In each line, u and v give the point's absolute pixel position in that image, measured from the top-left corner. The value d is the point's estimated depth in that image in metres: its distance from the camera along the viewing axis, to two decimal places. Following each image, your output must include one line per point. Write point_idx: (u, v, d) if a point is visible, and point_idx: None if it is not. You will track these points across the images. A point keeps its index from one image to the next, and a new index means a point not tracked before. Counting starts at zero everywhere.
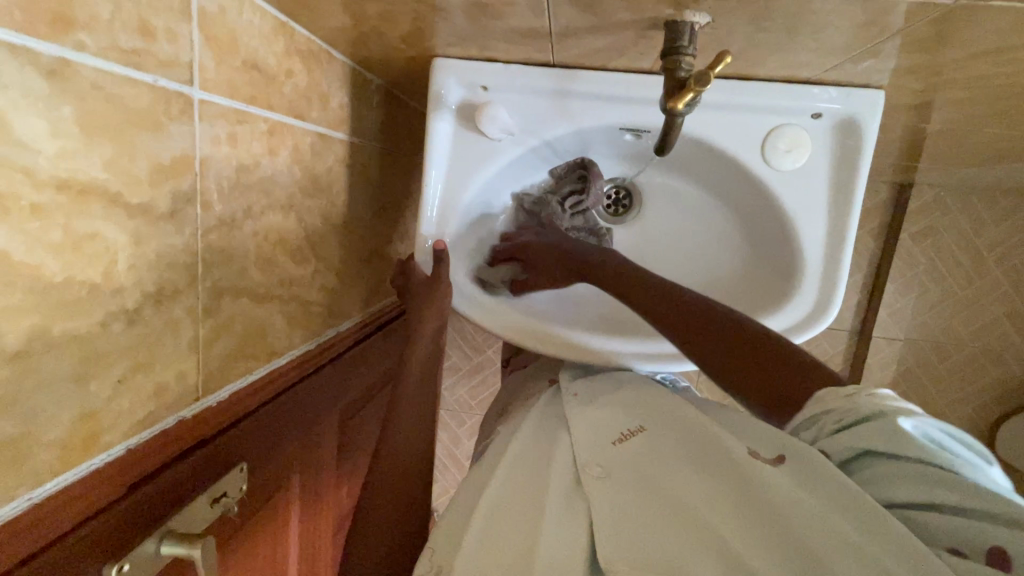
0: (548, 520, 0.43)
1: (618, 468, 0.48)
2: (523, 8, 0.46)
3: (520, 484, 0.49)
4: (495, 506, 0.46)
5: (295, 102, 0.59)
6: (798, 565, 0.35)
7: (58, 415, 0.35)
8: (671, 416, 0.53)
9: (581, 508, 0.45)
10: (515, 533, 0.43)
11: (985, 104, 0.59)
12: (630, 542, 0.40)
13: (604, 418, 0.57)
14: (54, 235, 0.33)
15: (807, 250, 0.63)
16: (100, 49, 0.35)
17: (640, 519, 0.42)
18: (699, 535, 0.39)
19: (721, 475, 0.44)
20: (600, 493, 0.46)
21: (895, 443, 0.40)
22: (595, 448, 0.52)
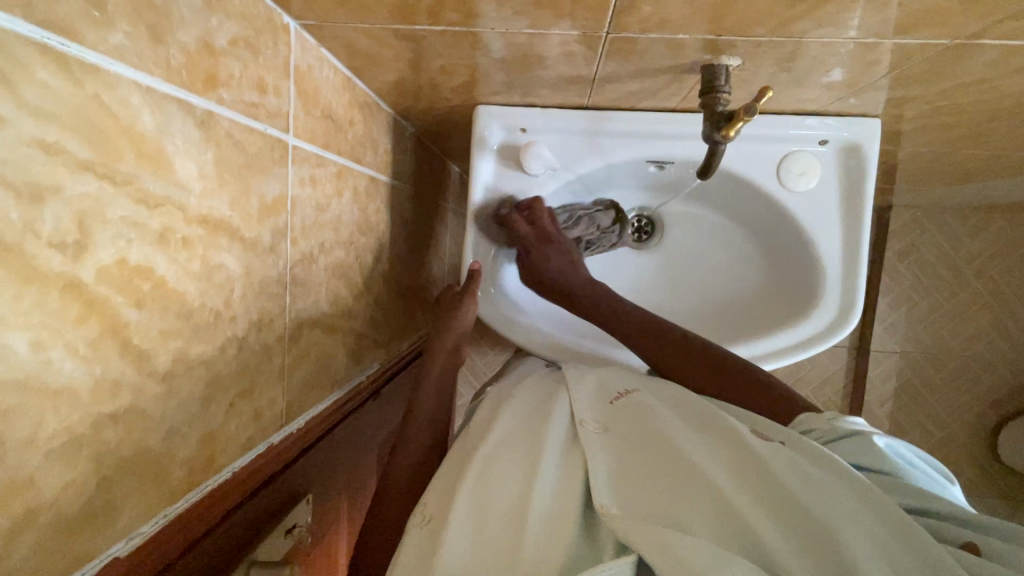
0: (546, 469, 0.49)
1: (615, 426, 0.55)
2: (575, 59, 0.52)
3: (523, 437, 0.55)
4: (496, 454, 0.51)
5: (355, 148, 0.65)
6: (777, 508, 0.42)
7: (189, 434, 0.38)
8: (673, 395, 0.60)
9: (577, 453, 0.52)
10: (511, 477, 0.48)
11: (964, 128, 0.67)
12: (630, 486, 0.46)
13: (597, 386, 0.64)
14: (195, 265, 0.37)
15: (826, 263, 0.70)
16: (232, 103, 0.40)
17: (634, 471, 0.48)
18: (686, 477, 0.45)
19: (714, 442, 0.51)
20: (596, 445, 0.52)
21: (868, 456, 0.49)
22: (594, 408, 0.59)
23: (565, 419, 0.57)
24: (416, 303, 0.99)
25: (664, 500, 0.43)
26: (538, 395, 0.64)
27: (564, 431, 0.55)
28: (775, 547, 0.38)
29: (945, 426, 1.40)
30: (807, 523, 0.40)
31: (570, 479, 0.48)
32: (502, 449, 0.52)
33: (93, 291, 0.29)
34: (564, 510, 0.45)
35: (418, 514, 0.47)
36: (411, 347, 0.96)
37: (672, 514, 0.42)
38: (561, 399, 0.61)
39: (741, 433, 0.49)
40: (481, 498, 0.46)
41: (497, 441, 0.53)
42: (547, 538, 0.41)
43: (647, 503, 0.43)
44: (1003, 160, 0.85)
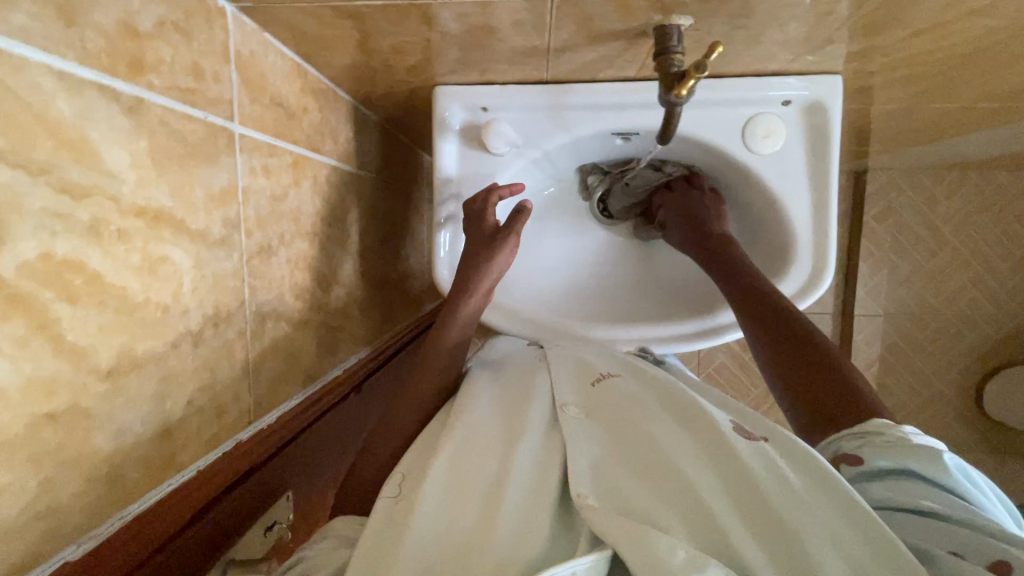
0: (521, 454, 0.48)
1: (597, 412, 0.54)
2: (526, 28, 0.51)
3: (502, 423, 0.54)
4: (470, 438, 0.51)
5: (312, 137, 0.63)
6: (748, 505, 0.42)
7: (143, 433, 0.36)
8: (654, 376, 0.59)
9: (557, 441, 0.51)
10: (485, 464, 0.48)
11: (926, 80, 0.67)
12: (609, 480, 0.45)
13: (579, 365, 0.63)
14: (135, 258, 0.36)
15: (796, 226, 0.70)
16: (164, 88, 0.38)
17: (615, 463, 0.47)
18: (667, 473, 0.45)
19: (691, 430, 0.50)
20: (576, 432, 0.51)
21: (916, 459, 0.43)
22: (576, 392, 0.57)
23: (545, 403, 0.56)
24: (396, 295, 0.98)
25: (639, 496, 0.43)
26: (517, 377, 0.62)
27: (544, 417, 0.54)
28: (744, 547, 0.38)
29: (931, 384, 1.42)
30: (777, 521, 0.40)
31: (547, 467, 0.48)
32: (477, 435, 0.51)
33: (14, 286, 0.27)
34: (538, 500, 0.44)
35: (391, 487, 0.47)
36: (393, 339, 0.94)
37: (646, 510, 0.42)
38: (540, 381, 0.60)
39: (718, 421, 0.49)
40: (452, 484, 0.45)
41: (473, 425, 0.53)
42: (518, 527, 0.41)
43: (623, 499, 0.43)
44: (970, 114, 0.85)
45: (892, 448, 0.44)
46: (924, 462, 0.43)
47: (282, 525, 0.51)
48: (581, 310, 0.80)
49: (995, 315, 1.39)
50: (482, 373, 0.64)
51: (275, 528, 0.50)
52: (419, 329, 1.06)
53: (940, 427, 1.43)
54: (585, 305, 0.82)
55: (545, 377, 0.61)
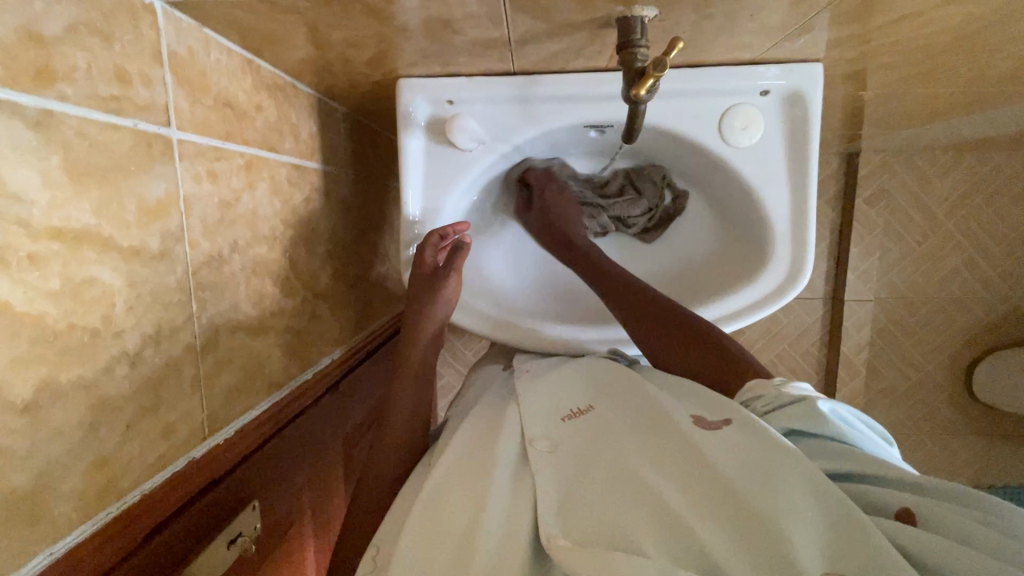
0: (493, 492, 0.45)
1: (565, 439, 0.51)
2: (481, 20, 0.48)
3: (469, 461, 0.51)
4: (442, 482, 0.48)
5: (267, 135, 0.60)
6: (731, 519, 0.38)
7: (73, 465, 0.35)
8: (621, 399, 0.56)
9: (529, 478, 0.47)
10: (459, 504, 0.45)
11: (913, 65, 0.64)
12: (581, 511, 0.42)
13: (549, 391, 0.60)
14: (53, 283, 0.34)
15: (775, 220, 0.67)
16: (80, 98, 0.36)
17: (584, 488, 0.44)
18: (638, 492, 0.42)
19: (664, 443, 0.47)
20: (543, 468, 0.47)
21: (807, 417, 0.47)
22: (546, 425, 0.54)
23: (516, 437, 0.53)
24: (374, 292, 0.95)
25: (614, 520, 0.40)
26: (495, 410, 0.60)
27: (512, 450, 0.51)
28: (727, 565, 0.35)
29: (920, 368, 1.41)
30: (763, 533, 0.36)
31: (518, 506, 0.44)
32: (451, 478, 0.49)
33: None
34: (511, 539, 0.41)
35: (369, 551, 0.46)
36: (371, 336, 0.93)
37: (621, 535, 0.38)
38: (511, 412, 0.57)
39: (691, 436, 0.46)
40: (425, 533, 0.43)
41: (447, 468, 0.50)
42: (489, 574, 0.38)
43: (596, 525, 0.40)
44: (962, 97, 0.82)
45: (804, 412, 0.48)
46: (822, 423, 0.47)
47: (247, 537, 0.52)
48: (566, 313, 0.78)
49: (986, 299, 1.37)
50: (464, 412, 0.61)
51: (239, 540, 0.51)
52: (398, 324, 1.04)
53: (929, 411, 1.43)
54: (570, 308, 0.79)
55: (516, 409, 0.57)
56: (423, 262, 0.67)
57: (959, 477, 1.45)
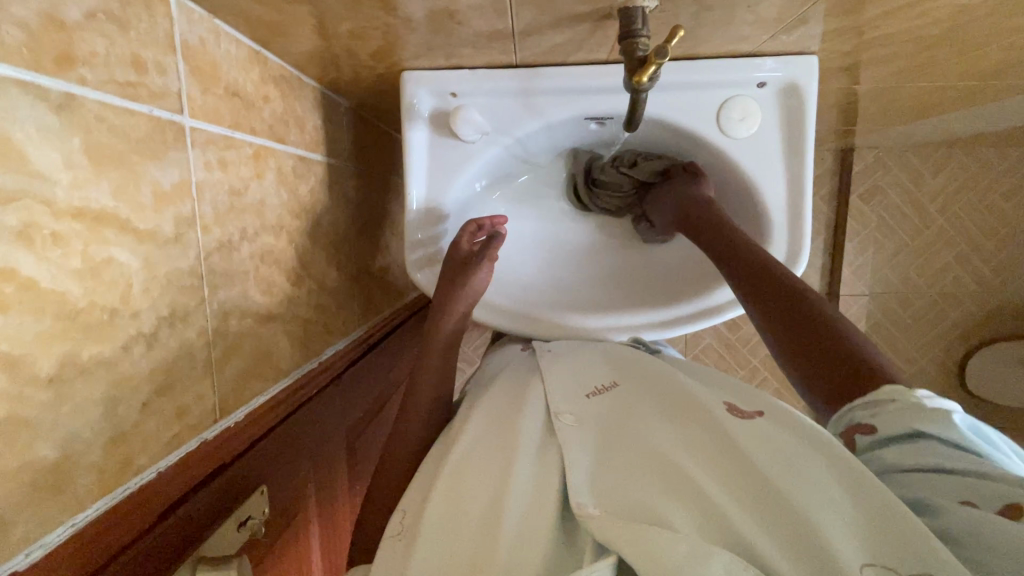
0: (521, 465, 0.48)
1: (591, 420, 0.53)
2: (487, 11, 0.49)
3: (495, 434, 0.53)
4: (468, 457, 0.50)
5: (274, 126, 0.61)
6: (758, 494, 0.40)
7: (93, 439, 0.36)
8: (649, 379, 0.58)
9: (554, 452, 0.50)
10: (486, 478, 0.47)
11: (906, 59, 0.66)
12: (610, 486, 0.44)
13: (575, 374, 0.62)
14: (75, 262, 0.34)
15: (771, 210, 0.69)
16: (99, 83, 0.37)
17: (613, 467, 0.46)
18: (664, 470, 0.44)
19: (692, 427, 0.48)
20: (571, 442, 0.50)
21: (923, 419, 0.40)
22: (570, 402, 0.56)
23: (540, 415, 0.56)
24: (376, 285, 0.96)
25: (642, 495, 0.42)
26: (514, 389, 0.62)
27: (538, 425, 0.54)
28: (752, 536, 0.37)
29: (915, 361, 1.43)
30: (788, 506, 0.37)
31: (546, 479, 0.47)
32: (476, 452, 0.51)
33: None
34: (540, 514, 0.44)
35: (392, 523, 0.48)
36: (373, 329, 0.94)
37: (649, 507, 0.41)
38: (535, 392, 0.59)
39: (720, 420, 0.47)
40: (451, 507, 0.45)
41: (472, 442, 0.52)
42: (519, 543, 0.41)
43: (625, 501, 0.42)
44: (954, 92, 0.84)
45: (903, 415, 0.41)
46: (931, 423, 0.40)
47: (256, 520, 0.52)
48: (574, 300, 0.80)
49: (979, 293, 1.39)
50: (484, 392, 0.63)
51: (248, 523, 0.51)
52: (399, 316, 1.05)
53: None
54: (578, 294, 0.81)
55: (540, 387, 0.60)
56: (458, 249, 0.69)
57: None
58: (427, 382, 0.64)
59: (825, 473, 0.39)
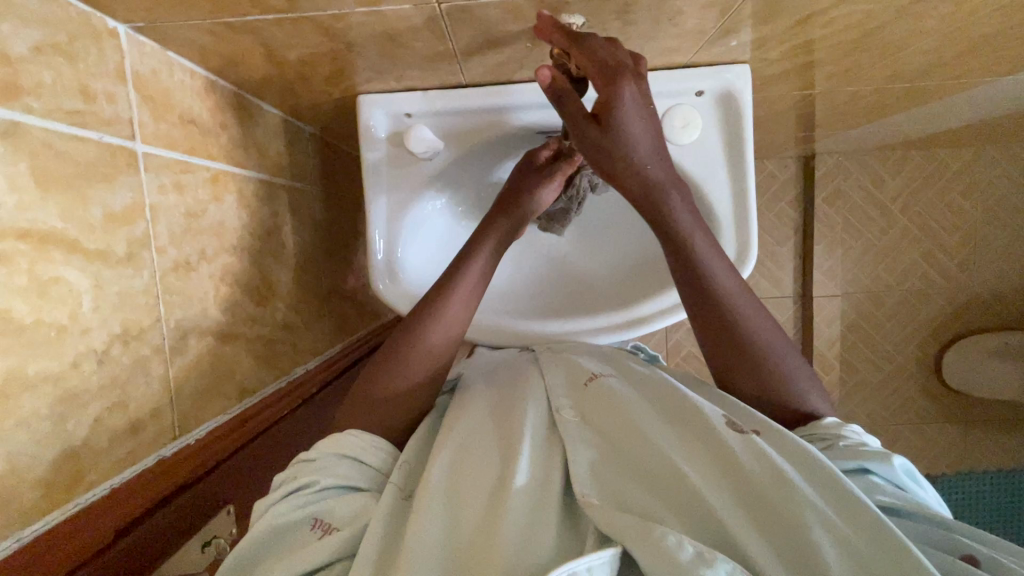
0: (523, 455, 0.47)
1: (591, 410, 0.54)
2: (425, 34, 0.52)
3: (494, 424, 0.54)
4: (468, 443, 0.51)
5: (233, 151, 0.63)
6: (753, 508, 0.43)
7: (38, 452, 0.37)
8: (643, 375, 0.59)
9: (557, 440, 0.51)
10: (488, 467, 0.48)
11: (834, 64, 0.70)
12: (611, 484, 0.46)
13: (572, 363, 0.62)
14: (19, 280, 0.36)
15: (718, 211, 0.72)
16: (46, 111, 0.39)
17: (614, 464, 0.48)
18: (664, 471, 0.45)
19: (684, 424, 0.50)
20: (573, 433, 0.50)
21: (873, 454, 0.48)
22: (569, 393, 0.56)
23: (541, 404, 0.55)
24: (349, 305, 0.97)
25: (643, 500, 0.44)
26: (514, 377, 0.62)
27: (541, 417, 0.53)
28: (745, 540, 0.40)
29: (891, 358, 1.46)
30: (782, 524, 0.41)
31: (549, 465, 0.48)
32: (475, 439, 0.51)
33: None
34: (543, 503, 0.44)
35: (398, 477, 0.49)
36: (348, 349, 0.94)
37: (648, 510, 0.43)
38: (533, 381, 0.59)
39: (710, 418, 0.49)
40: (451, 494, 0.46)
41: (471, 430, 0.52)
42: (525, 529, 0.41)
43: (626, 501, 0.44)
44: (891, 94, 0.88)
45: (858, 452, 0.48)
46: (884, 462, 0.47)
47: (222, 540, 0.52)
48: (550, 307, 0.83)
49: (946, 288, 1.43)
50: (481, 380, 0.63)
51: (213, 543, 0.51)
52: (374, 336, 1.05)
53: (903, 400, 1.47)
54: (553, 301, 0.84)
55: (538, 377, 0.60)
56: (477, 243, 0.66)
57: (938, 464, 1.48)
58: (402, 392, 0.58)
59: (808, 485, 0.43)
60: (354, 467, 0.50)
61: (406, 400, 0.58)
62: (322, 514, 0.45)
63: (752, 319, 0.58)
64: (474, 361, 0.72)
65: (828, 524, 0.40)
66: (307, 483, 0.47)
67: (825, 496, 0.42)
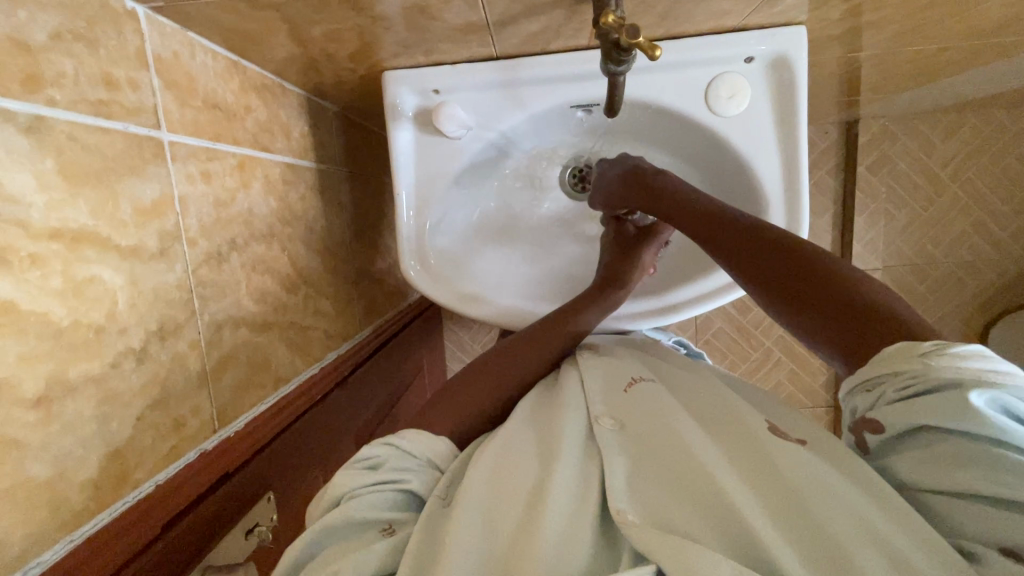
0: (563, 466, 0.46)
1: (631, 420, 0.52)
2: (458, 3, 0.48)
3: (535, 432, 0.52)
4: (507, 453, 0.49)
5: (259, 135, 0.61)
6: (800, 521, 0.39)
7: (85, 455, 0.37)
8: (684, 389, 0.58)
9: (595, 451, 0.49)
10: (524, 475, 0.46)
11: (900, 22, 0.63)
12: (650, 499, 0.42)
13: (617, 374, 0.60)
14: (54, 282, 0.35)
15: (767, 189, 0.68)
16: (70, 103, 0.37)
17: (652, 475, 0.45)
18: (707, 480, 0.42)
19: (731, 440, 0.48)
20: (611, 445, 0.48)
21: (949, 413, 0.37)
22: (611, 404, 0.55)
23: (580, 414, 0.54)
24: (378, 287, 0.96)
25: (680, 512, 0.41)
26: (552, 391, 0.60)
27: (580, 426, 0.52)
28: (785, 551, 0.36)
29: None
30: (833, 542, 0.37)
31: (585, 477, 0.46)
32: (511, 450, 0.49)
33: None
34: (579, 518, 0.42)
35: (438, 488, 0.48)
36: (378, 332, 0.93)
37: (680, 520, 0.40)
38: (575, 390, 0.58)
39: (759, 435, 0.47)
40: (488, 502, 0.44)
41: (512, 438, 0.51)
42: (559, 539, 0.39)
43: (658, 511, 0.41)
44: (954, 53, 0.80)
45: (943, 410, 0.38)
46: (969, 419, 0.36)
47: (263, 527, 0.53)
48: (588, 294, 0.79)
49: (998, 260, 1.34)
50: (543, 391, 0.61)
51: (256, 530, 0.52)
52: (404, 318, 1.04)
53: None
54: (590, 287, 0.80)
55: (577, 386, 0.59)
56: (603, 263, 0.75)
57: None
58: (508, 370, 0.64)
59: (863, 500, 0.39)
60: (430, 475, 0.50)
61: (479, 399, 0.60)
62: (394, 520, 0.45)
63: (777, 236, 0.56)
64: None
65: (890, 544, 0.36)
66: (395, 479, 0.47)
67: (891, 515, 0.38)
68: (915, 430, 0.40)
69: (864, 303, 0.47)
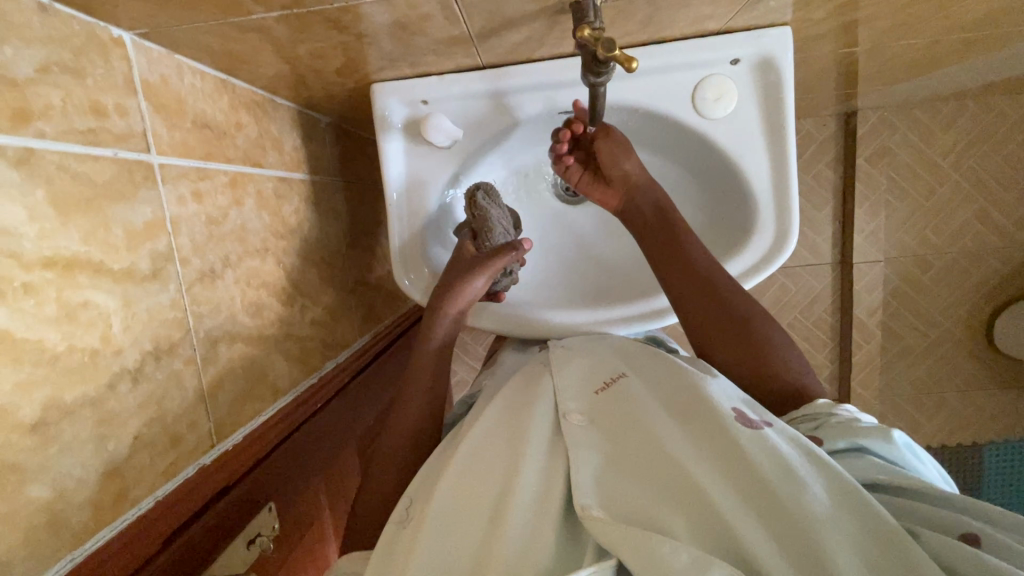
0: (527, 469, 0.47)
1: (600, 413, 0.53)
2: (438, 18, 0.49)
3: (505, 429, 0.53)
4: (476, 454, 0.50)
5: (250, 151, 0.62)
6: (761, 509, 0.41)
7: (84, 475, 0.38)
8: (652, 372, 0.58)
9: (561, 446, 0.50)
10: (491, 478, 0.47)
11: (887, 18, 0.63)
12: (615, 492, 0.44)
13: (586, 367, 0.61)
14: (48, 309, 0.36)
15: (757, 190, 0.68)
16: (59, 134, 0.38)
17: (620, 467, 0.46)
18: (673, 474, 0.44)
19: (696, 425, 0.49)
20: (577, 440, 0.49)
21: (872, 434, 0.48)
22: (580, 397, 0.56)
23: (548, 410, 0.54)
24: (376, 294, 0.97)
25: (645, 503, 0.42)
26: (525, 383, 0.61)
27: (548, 424, 0.53)
28: (750, 541, 0.38)
29: (938, 325, 1.38)
30: (794, 529, 0.39)
31: (552, 474, 0.47)
32: (479, 453, 0.50)
33: None
34: (543, 518, 0.43)
35: (397, 511, 0.50)
36: (376, 338, 0.94)
37: (645, 513, 0.41)
38: (546, 385, 0.58)
39: (722, 416, 0.47)
40: (457, 509, 0.45)
41: (479, 438, 0.52)
42: (522, 545, 0.41)
43: (627, 505, 0.42)
44: (948, 44, 0.80)
45: (850, 429, 0.49)
46: (882, 438, 0.48)
47: (265, 537, 0.54)
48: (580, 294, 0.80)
49: (1002, 249, 1.33)
50: (515, 383, 0.62)
51: (258, 540, 0.53)
52: (403, 323, 1.05)
53: (950, 367, 1.40)
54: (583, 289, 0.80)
55: (548, 380, 0.59)
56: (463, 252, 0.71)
57: (986, 432, 1.42)
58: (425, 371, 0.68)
59: (821, 489, 0.41)
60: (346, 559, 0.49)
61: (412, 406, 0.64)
62: None
63: (747, 303, 0.63)
64: (498, 371, 0.74)
65: (843, 532, 0.38)
66: None
67: (847, 508, 0.40)
68: (836, 452, 0.49)
69: (792, 385, 0.60)
